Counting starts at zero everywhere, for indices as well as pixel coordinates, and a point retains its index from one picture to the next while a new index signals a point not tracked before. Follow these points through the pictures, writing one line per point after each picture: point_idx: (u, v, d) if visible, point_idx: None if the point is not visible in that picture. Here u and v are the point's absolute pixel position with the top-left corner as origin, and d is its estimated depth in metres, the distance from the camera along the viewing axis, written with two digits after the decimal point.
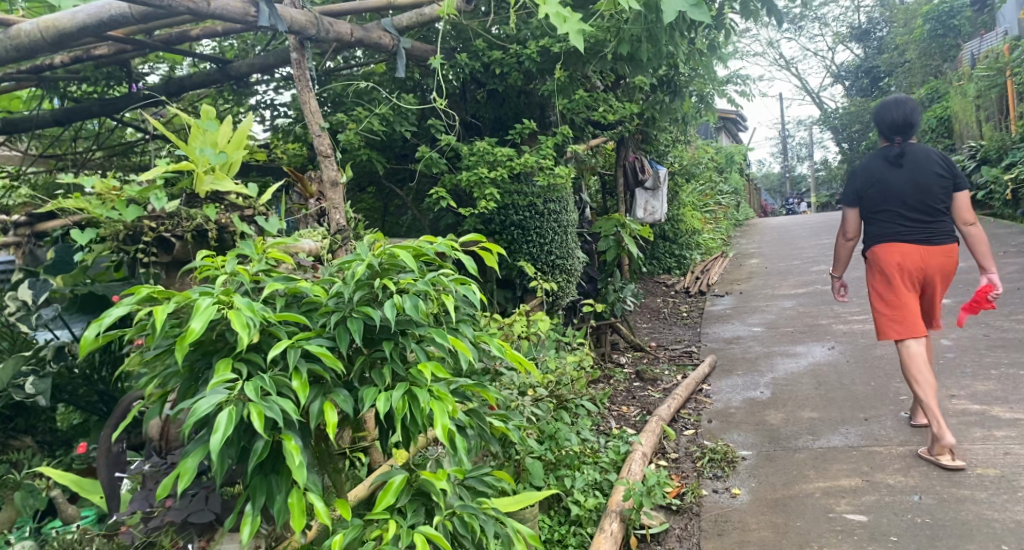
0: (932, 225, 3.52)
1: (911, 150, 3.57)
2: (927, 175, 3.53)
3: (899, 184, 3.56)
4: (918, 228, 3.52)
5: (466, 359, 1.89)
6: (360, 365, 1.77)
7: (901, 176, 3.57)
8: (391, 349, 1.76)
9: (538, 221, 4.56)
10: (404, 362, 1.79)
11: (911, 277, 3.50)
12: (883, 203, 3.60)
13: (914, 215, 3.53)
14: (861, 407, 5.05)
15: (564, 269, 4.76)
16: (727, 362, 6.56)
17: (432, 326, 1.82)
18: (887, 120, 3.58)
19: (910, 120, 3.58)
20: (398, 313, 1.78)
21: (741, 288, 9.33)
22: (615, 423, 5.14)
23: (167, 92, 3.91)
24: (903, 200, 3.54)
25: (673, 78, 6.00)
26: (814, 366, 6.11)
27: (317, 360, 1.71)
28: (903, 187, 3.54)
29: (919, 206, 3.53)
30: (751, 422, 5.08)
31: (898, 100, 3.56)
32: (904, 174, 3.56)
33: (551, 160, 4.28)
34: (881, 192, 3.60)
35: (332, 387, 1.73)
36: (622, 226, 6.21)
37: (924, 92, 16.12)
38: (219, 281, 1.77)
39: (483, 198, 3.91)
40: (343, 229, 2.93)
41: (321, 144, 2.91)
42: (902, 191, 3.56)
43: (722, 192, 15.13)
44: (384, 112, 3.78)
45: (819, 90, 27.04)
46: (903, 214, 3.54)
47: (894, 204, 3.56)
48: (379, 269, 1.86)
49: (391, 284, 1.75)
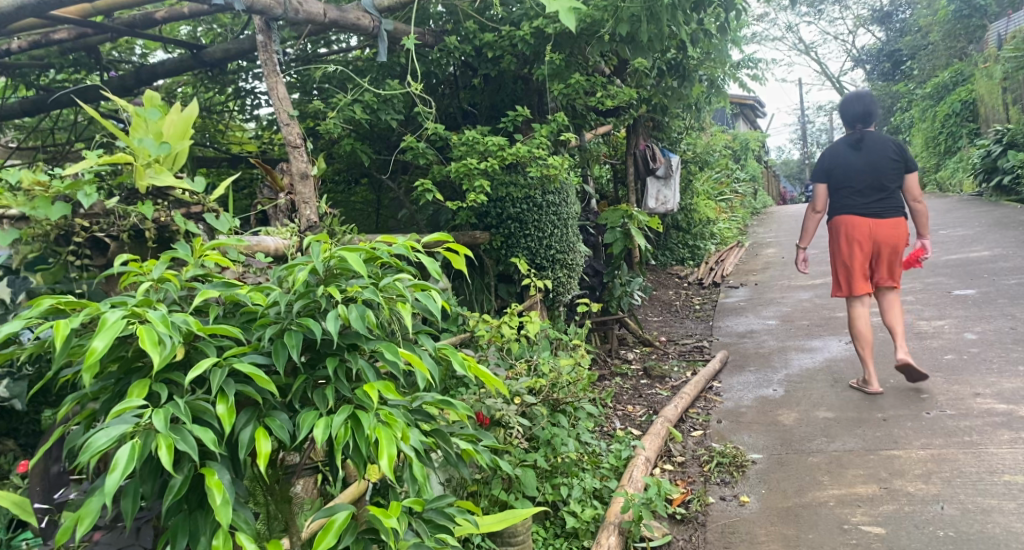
0: (883, 200, 4.18)
1: (870, 136, 4.25)
2: (881, 158, 4.20)
3: (858, 165, 4.23)
4: (873, 203, 4.19)
5: (423, 376, 1.68)
6: (300, 385, 1.57)
7: (860, 158, 4.25)
8: (335, 366, 1.55)
9: (535, 214, 4.39)
10: (351, 382, 1.59)
11: (867, 243, 4.17)
12: (844, 182, 4.28)
13: (870, 192, 4.20)
14: (880, 407, 4.79)
15: (565, 264, 4.58)
16: (739, 356, 6.32)
17: (383, 340, 1.61)
18: (848, 111, 4.26)
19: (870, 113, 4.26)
20: (344, 324, 1.58)
21: (756, 280, 9.06)
22: (620, 424, 4.94)
23: (138, 80, 3.73)
24: (861, 179, 4.21)
25: (682, 62, 5.75)
26: (829, 361, 5.86)
27: (248, 380, 1.51)
28: (862, 168, 4.20)
29: (875, 184, 4.19)
30: (762, 423, 4.85)
31: (859, 95, 4.25)
32: (862, 158, 4.23)
33: (543, 150, 3.99)
34: (843, 172, 4.26)
35: (267, 411, 1.53)
36: (629, 218, 5.94)
37: (948, 74, 15.64)
38: (141, 290, 1.58)
39: (473, 190, 3.70)
40: (314, 225, 2.75)
41: (290, 134, 2.72)
42: (860, 170, 4.23)
43: (739, 180, 14.83)
44: (366, 99, 3.59)
45: (840, 75, 26.50)
46: (862, 191, 4.21)
47: (853, 181, 4.23)
48: (325, 275, 1.66)
49: (335, 292, 1.55)
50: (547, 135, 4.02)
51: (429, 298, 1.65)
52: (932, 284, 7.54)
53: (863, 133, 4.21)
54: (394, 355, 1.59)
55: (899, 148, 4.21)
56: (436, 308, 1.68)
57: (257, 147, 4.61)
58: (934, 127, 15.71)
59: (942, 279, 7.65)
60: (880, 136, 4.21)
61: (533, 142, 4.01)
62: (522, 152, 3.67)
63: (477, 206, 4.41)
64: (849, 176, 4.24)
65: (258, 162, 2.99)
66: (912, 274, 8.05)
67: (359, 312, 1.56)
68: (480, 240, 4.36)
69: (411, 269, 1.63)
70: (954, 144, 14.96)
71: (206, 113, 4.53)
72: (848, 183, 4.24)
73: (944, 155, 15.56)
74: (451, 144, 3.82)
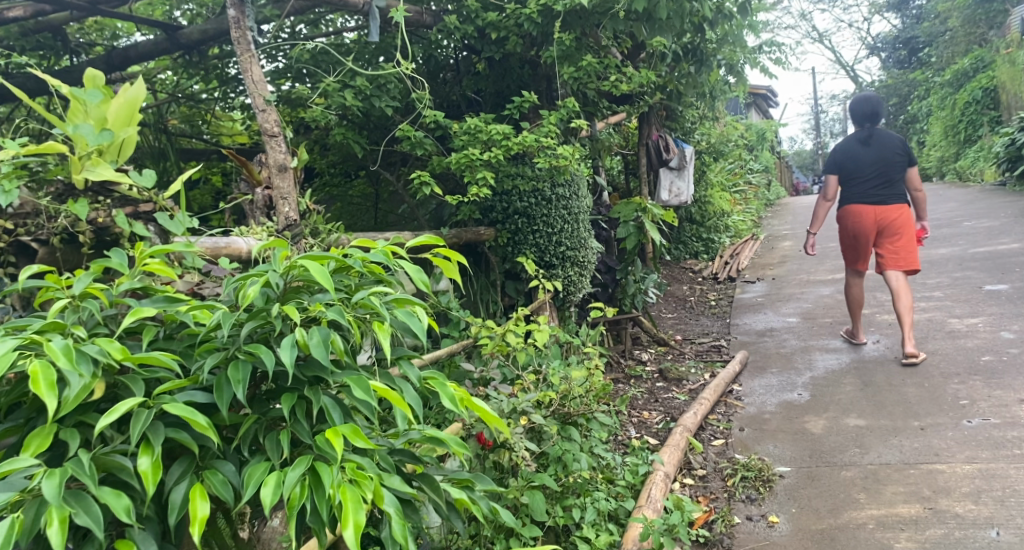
0: (890, 191, 4.29)
1: (876, 131, 4.38)
2: (890, 151, 4.31)
3: (867, 158, 4.34)
4: (881, 192, 4.30)
5: (404, 416, 1.42)
6: (248, 431, 1.35)
7: (868, 151, 4.36)
8: (291, 407, 1.35)
9: (544, 208, 4.08)
10: (311, 427, 1.38)
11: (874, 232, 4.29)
12: (854, 173, 4.38)
13: (879, 183, 4.30)
14: (915, 414, 4.47)
15: (576, 261, 4.27)
16: (760, 357, 5.99)
17: (353, 373, 1.37)
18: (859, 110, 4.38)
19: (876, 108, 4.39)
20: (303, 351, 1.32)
21: (774, 274, 8.69)
22: (635, 433, 4.63)
23: (111, 65, 3.52)
24: (868, 171, 4.33)
25: (700, 45, 5.40)
26: (857, 362, 5.53)
27: (183, 427, 1.30)
28: (869, 161, 4.32)
29: (883, 176, 4.30)
30: (788, 431, 4.53)
31: (868, 95, 4.38)
32: (872, 151, 4.34)
33: (552, 139, 3.65)
34: (852, 165, 4.38)
35: (206, 465, 1.33)
36: (643, 211, 5.59)
37: (968, 61, 15.12)
38: (54, 311, 1.35)
39: (475, 184, 3.35)
40: (294, 224, 2.42)
41: (266, 121, 2.39)
42: (869, 163, 4.33)
43: (752, 171, 14.47)
44: (359, 85, 3.27)
45: (854, 63, 25.98)
46: (871, 182, 4.32)
47: (862, 174, 4.34)
48: (286, 291, 1.41)
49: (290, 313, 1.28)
50: (558, 122, 3.65)
51: (414, 317, 1.36)
52: (961, 279, 7.17)
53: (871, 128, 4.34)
54: (363, 389, 1.32)
55: (905, 141, 4.34)
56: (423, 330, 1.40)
57: (248, 138, 4.34)
58: (953, 115, 15.27)
59: (971, 273, 7.28)
60: (887, 131, 4.34)
61: (540, 130, 3.66)
62: (529, 141, 3.35)
63: (481, 201, 4.10)
64: (857, 168, 4.35)
65: (234, 153, 2.69)
66: (939, 268, 7.68)
67: (322, 336, 1.29)
68: (486, 237, 4.08)
69: (390, 281, 1.35)
70: (973, 132, 14.56)
71: (192, 102, 4.24)
72: (856, 175, 4.36)
73: (964, 144, 15.09)
74: (451, 134, 3.49)
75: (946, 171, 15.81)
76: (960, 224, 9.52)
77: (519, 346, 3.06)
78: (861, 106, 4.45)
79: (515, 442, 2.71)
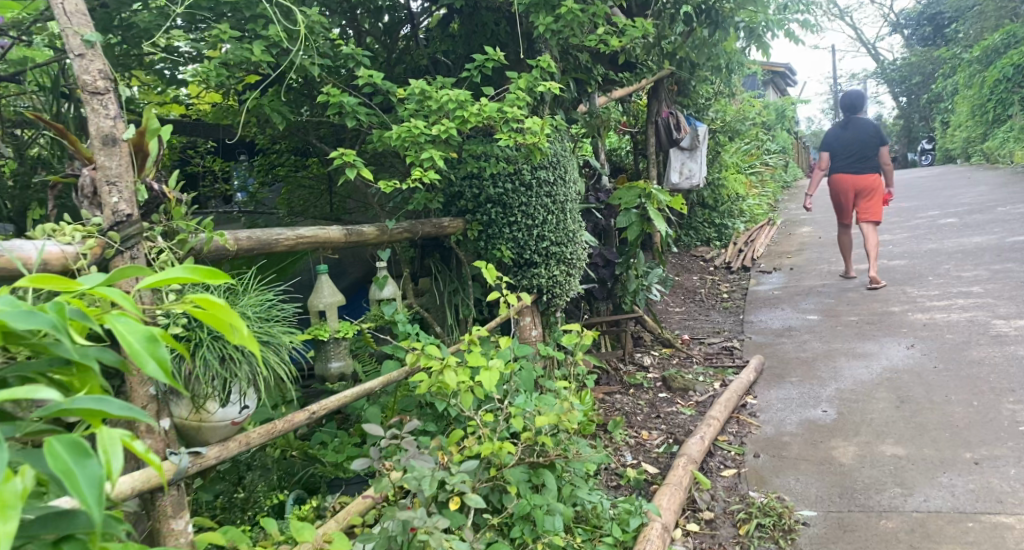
0: (863, 164, 5.49)
1: (857, 118, 5.53)
2: (863, 133, 5.45)
3: (848, 139, 5.52)
4: (856, 166, 5.51)
5: None
6: None
7: (847, 134, 5.54)
8: None
9: (521, 196, 3.39)
10: None
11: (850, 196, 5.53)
12: (838, 150, 5.58)
13: (855, 158, 5.50)
14: (967, 442, 3.75)
15: (563, 258, 3.60)
16: (777, 363, 5.26)
17: None
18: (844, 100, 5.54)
19: (858, 100, 5.54)
20: None
21: (792, 264, 7.93)
22: (631, 458, 3.97)
23: None
24: (847, 149, 5.52)
25: (713, 5, 4.63)
26: (889, 371, 4.80)
27: None
28: (848, 142, 5.51)
29: (858, 152, 5.49)
30: (812, 459, 3.83)
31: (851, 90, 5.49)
32: (849, 133, 5.51)
33: (522, 109, 2.92)
34: (837, 144, 5.57)
35: None
36: (647, 198, 4.81)
37: (998, 36, 13.81)
38: None
39: (419, 164, 2.65)
40: (126, 220, 1.69)
41: (83, 69, 1.65)
42: (848, 142, 5.51)
43: (769, 151, 13.61)
44: (271, 32, 2.57)
45: (874, 40, 24.96)
46: (848, 157, 5.52)
47: (844, 151, 5.55)
48: None
49: None
50: (533, 86, 2.91)
51: (64, 474, 1.06)
52: (1002, 272, 6.40)
53: (850, 117, 5.50)
54: None
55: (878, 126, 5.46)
56: (96, 489, 1.08)
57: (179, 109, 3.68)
58: (981, 94, 14.32)
59: (1012, 266, 6.50)
60: (863, 119, 5.47)
61: (507, 98, 2.91)
62: (492, 110, 2.65)
63: (448, 184, 3.40)
64: (841, 146, 5.55)
65: (49, 122, 1.88)
66: (975, 259, 6.89)
67: None
68: (450, 230, 3.37)
69: (30, 398, 1.06)
70: (1003, 112, 13.62)
71: None
72: (838, 153, 5.57)
73: (992, 124, 14.18)
74: (394, 101, 2.78)
75: (974, 152, 14.91)
76: (993, 210, 8.70)
77: (465, 392, 2.25)
78: (849, 97, 5.60)
79: (434, 539, 1.94)
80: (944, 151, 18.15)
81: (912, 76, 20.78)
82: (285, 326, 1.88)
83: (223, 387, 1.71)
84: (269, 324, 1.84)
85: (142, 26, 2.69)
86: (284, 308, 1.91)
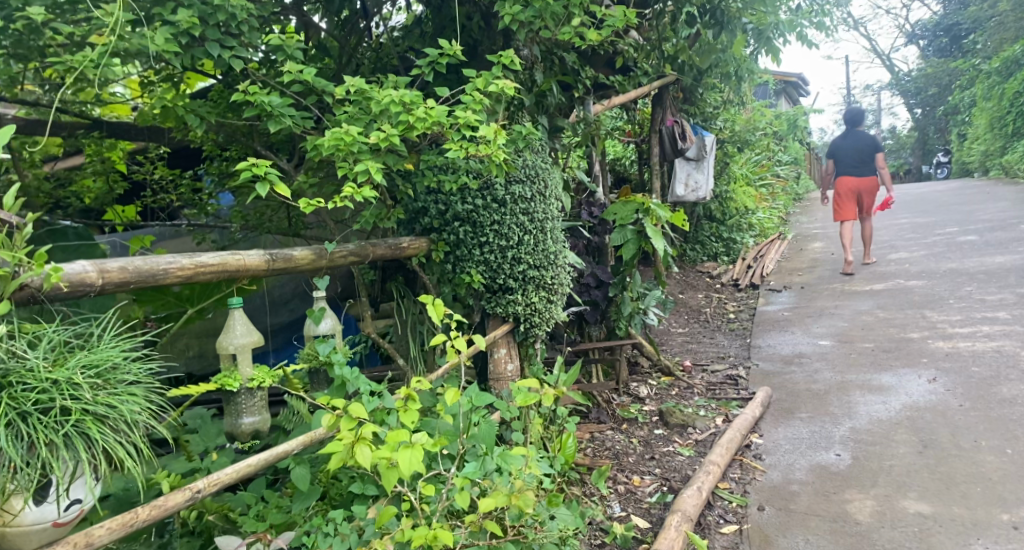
0: (865, 166, 5.51)
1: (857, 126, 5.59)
2: (865, 137, 5.50)
3: (848, 145, 5.54)
4: (859, 168, 5.51)
5: None
6: None
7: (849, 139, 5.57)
8: None
9: (493, 213, 2.95)
10: None
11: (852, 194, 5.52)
12: (841, 154, 5.59)
13: (857, 159, 5.51)
14: (1002, 500, 3.30)
15: (542, 284, 3.16)
16: (787, 395, 4.79)
17: None
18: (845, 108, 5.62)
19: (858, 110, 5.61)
20: None
21: (803, 282, 7.45)
22: (618, 510, 3.52)
23: None
24: (848, 151, 5.54)
25: (719, 5, 4.17)
26: (909, 409, 4.34)
27: None
28: (851, 145, 5.53)
29: (860, 155, 5.51)
30: (824, 515, 3.37)
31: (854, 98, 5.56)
32: (851, 137, 5.55)
33: (480, 114, 2.49)
34: (840, 146, 5.58)
35: None
36: (646, 213, 4.35)
37: (1017, 46, 13.29)
38: None
39: (352, 177, 2.22)
40: None
41: None
42: (851, 145, 5.54)
43: (779, 162, 13.14)
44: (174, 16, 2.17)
45: (889, 51, 24.41)
46: (851, 159, 5.53)
47: (845, 156, 5.56)
48: None
49: None
50: (491, 87, 2.49)
51: None
52: None
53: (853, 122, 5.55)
54: None
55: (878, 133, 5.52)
56: None
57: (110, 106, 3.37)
58: (1001, 107, 13.78)
59: None
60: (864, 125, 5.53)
61: (466, 100, 2.49)
62: (441, 115, 2.22)
63: (410, 200, 2.98)
64: (843, 150, 5.55)
65: None
66: (999, 282, 6.39)
67: None
68: (411, 252, 2.93)
69: None
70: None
71: None
72: (842, 155, 5.57)
73: (1011, 138, 13.64)
74: (331, 103, 2.38)
75: (992, 165, 14.35)
76: (1016, 228, 8.17)
77: (389, 469, 1.80)
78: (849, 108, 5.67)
79: None
80: (960, 164, 17.57)
81: (927, 87, 20.22)
82: (137, 393, 1.55)
83: (26, 477, 1.39)
84: (111, 393, 1.51)
85: (11, 2, 2.36)
86: (137, 367, 1.58)
